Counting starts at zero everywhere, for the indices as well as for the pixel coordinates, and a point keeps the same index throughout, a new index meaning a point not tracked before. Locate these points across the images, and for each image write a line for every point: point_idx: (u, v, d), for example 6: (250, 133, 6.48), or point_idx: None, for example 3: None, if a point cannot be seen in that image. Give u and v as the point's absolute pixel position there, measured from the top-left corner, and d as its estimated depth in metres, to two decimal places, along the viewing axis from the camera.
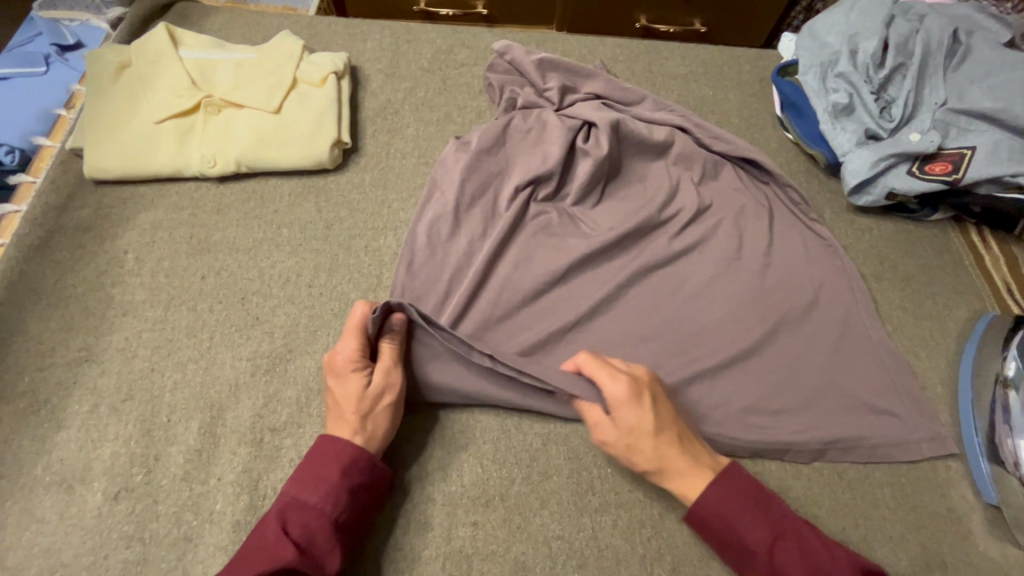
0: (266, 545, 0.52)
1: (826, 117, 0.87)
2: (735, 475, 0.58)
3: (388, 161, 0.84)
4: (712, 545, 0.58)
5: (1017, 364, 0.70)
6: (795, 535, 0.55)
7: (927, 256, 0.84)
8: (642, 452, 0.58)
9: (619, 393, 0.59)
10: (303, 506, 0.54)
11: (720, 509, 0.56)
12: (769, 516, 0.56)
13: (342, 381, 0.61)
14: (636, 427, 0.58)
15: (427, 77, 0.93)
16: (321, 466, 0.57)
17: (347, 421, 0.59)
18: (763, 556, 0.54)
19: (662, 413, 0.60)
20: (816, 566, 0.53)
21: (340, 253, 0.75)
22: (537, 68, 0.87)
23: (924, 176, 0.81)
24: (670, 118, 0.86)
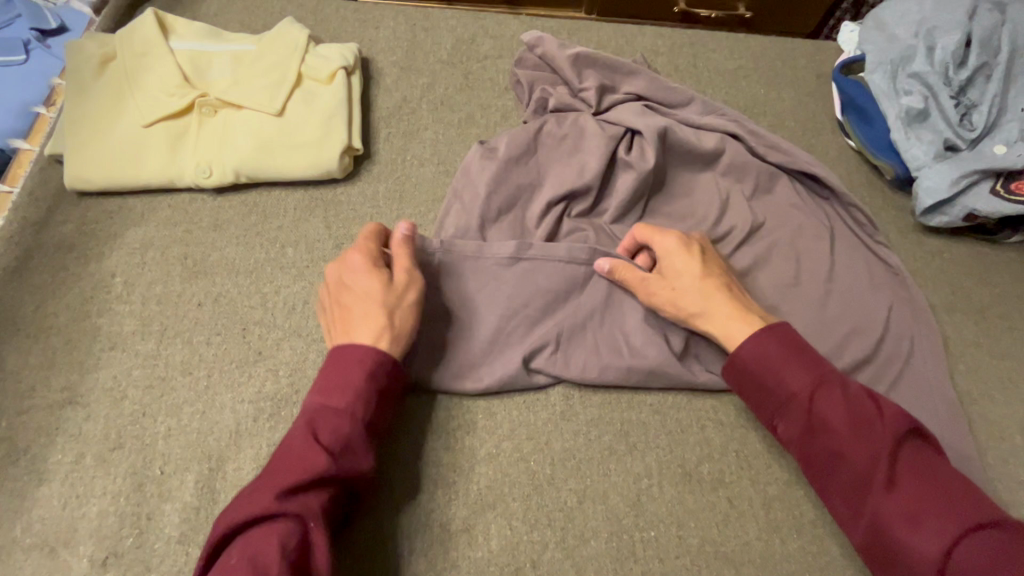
0: (297, 453, 0.49)
1: (898, 125, 0.77)
2: (784, 331, 0.56)
3: (404, 168, 0.75)
4: (749, 397, 0.56)
5: None
6: (840, 386, 0.53)
7: (1004, 283, 0.75)
8: (687, 296, 0.61)
9: (670, 245, 0.63)
10: (332, 411, 0.51)
11: (761, 353, 0.55)
12: (813, 365, 0.54)
13: (362, 277, 0.58)
14: (682, 274, 0.61)
15: (446, 71, 0.84)
16: (346, 371, 0.53)
17: (375, 312, 0.56)
18: (802, 401, 0.53)
19: (713, 269, 0.62)
20: (857, 417, 0.51)
21: None
22: (573, 64, 0.77)
23: (1010, 196, 0.71)
24: (722, 123, 0.77)
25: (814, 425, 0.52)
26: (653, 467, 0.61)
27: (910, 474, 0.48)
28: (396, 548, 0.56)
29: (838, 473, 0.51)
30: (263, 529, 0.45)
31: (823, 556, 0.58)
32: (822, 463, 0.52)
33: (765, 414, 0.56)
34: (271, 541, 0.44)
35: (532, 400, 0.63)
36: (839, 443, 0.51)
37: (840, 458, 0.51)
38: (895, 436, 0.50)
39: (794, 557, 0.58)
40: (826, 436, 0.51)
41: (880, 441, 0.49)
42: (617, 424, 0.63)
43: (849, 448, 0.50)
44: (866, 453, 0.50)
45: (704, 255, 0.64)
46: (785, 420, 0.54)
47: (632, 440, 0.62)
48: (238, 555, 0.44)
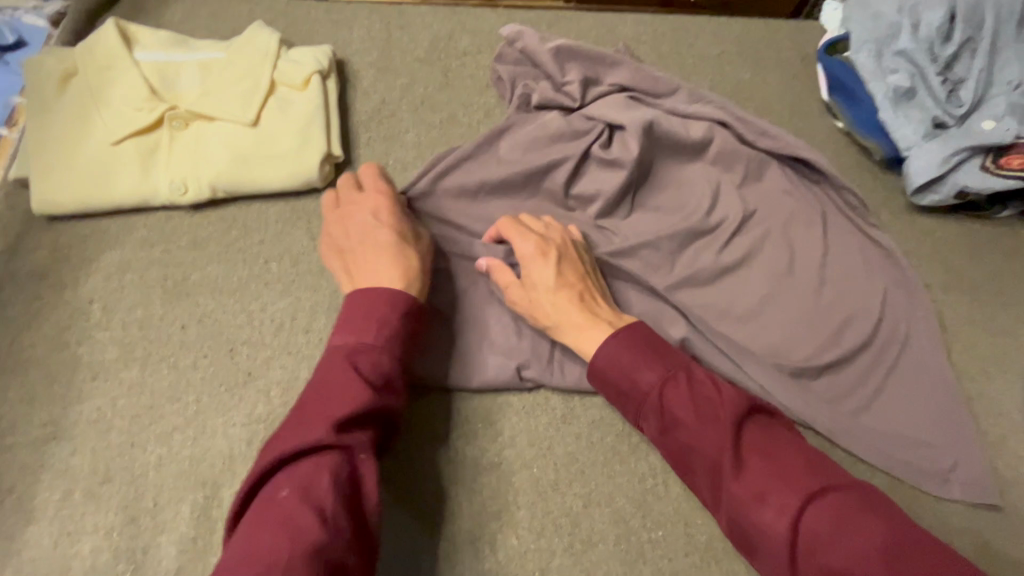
0: (338, 388, 0.48)
1: (886, 104, 0.76)
2: (636, 328, 0.56)
3: (387, 174, 0.73)
4: (612, 399, 0.55)
5: None
6: (687, 378, 0.52)
7: (996, 259, 0.75)
8: (543, 304, 0.60)
9: (527, 252, 0.62)
10: (367, 347, 0.51)
11: (613, 355, 0.55)
12: (663, 360, 0.53)
13: (380, 224, 0.59)
14: (539, 285, 0.60)
15: (425, 70, 0.81)
16: (376, 311, 0.53)
17: (404, 252, 0.57)
18: (653, 397, 0.52)
19: (570, 275, 0.61)
20: (702, 405, 0.50)
21: (340, 289, 0.66)
22: (555, 57, 0.75)
23: (1000, 171, 0.71)
24: (708, 111, 0.75)
25: (667, 420, 0.51)
26: (658, 466, 0.60)
27: (755, 451, 0.47)
28: (401, 566, 0.54)
29: (695, 466, 0.49)
30: (314, 464, 0.44)
31: None
32: (680, 457, 0.50)
33: (629, 415, 0.54)
34: (325, 476, 0.43)
35: (532, 405, 0.62)
36: (687, 433, 0.49)
37: (693, 449, 0.49)
38: (738, 416, 0.49)
39: None
40: (679, 430, 0.50)
41: (724, 424, 0.48)
42: (619, 424, 0.62)
43: (698, 438, 0.49)
44: (714, 439, 0.48)
45: (564, 260, 0.61)
46: (643, 418, 0.53)
47: (635, 440, 0.61)
48: (291, 488, 0.42)
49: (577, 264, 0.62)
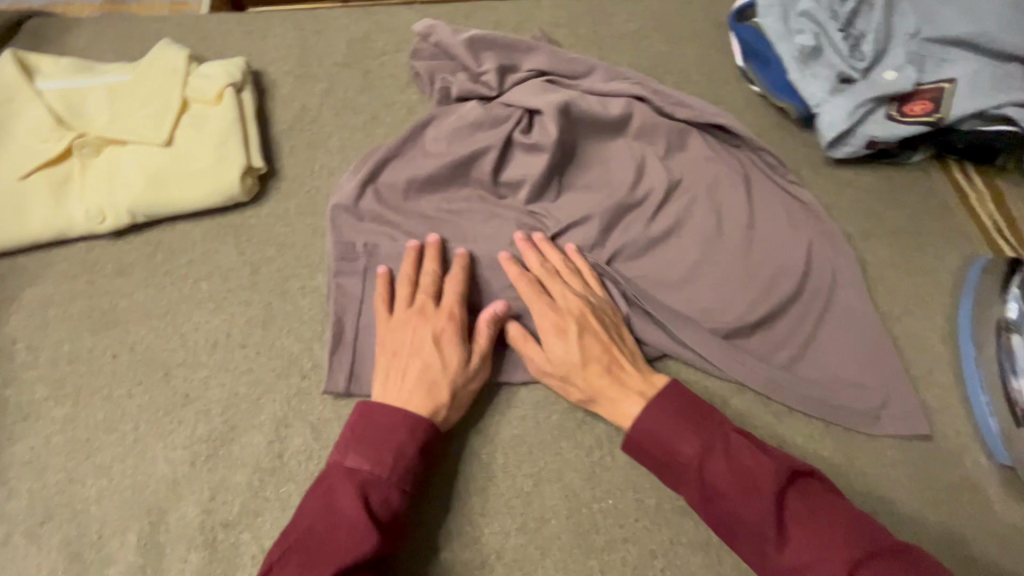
0: (347, 525, 0.49)
1: (794, 64, 0.78)
2: (667, 393, 0.56)
3: (313, 180, 0.73)
4: (650, 466, 0.56)
5: (1017, 304, 0.67)
6: (726, 449, 0.53)
7: (912, 203, 0.78)
8: (573, 379, 0.59)
9: (546, 327, 0.61)
10: (381, 482, 0.52)
11: (646, 430, 0.55)
12: (701, 429, 0.54)
13: (434, 353, 0.58)
14: (565, 361, 0.59)
15: (343, 73, 0.81)
16: (394, 437, 0.54)
17: (441, 385, 0.57)
18: (693, 470, 0.52)
19: (594, 347, 0.60)
20: (743, 476, 0.51)
21: (274, 300, 0.66)
22: (469, 48, 0.75)
23: (904, 118, 0.74)
24: (625, 87, 0.76)
25: (708, 493, 0.52)
26: (604, 437, 0.62)
27: (800, 521, 0.48)
28: None
29: (741, 538, 0.50)
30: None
31: None
32: (725, 526, 0.51)
33: (669, 483, 0.55)
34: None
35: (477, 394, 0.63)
36: (730, 506, 0.50)
37: (737, 522, 0.50)
38: (780, 486, 0.49)
39: None
40: (722, 501, 0.51)
41: (766, 496, 0.49)
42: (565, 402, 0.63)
43: (740, 510, 0.50)
44: (757, 512, 0.49)
45: (584, 335, 0.60)
46: (685, 488, 0.54)
47: (579, 415, 0.63)
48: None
49: (600, 333, 0.61)
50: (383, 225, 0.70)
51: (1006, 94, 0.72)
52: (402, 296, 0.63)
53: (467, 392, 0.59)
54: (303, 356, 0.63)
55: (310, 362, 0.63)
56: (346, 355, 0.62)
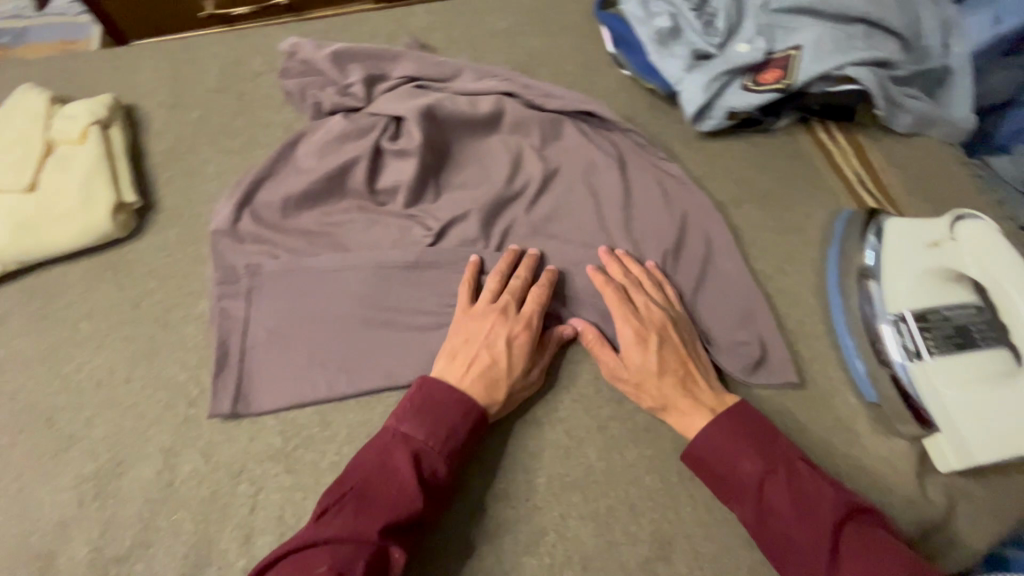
0: (400, 484, 0.54)
1: (654, 46, 0.82)
2: (733, 415, 0.59)
3: (192, 208, 0.73)
4: (708, 480, 0.59)
5: (873, 252, 0.70)
6: (788, 473, 0.56)
7: (780, 166, 0.82)
8: (648, 386, 0.63)
9: (626, 336, 0.64)
10: (432, 450, 0.56)
11: (711, 446, 0.59)
12: (763, 451, 0.57)
13: (507, 357, 0.62)
14: (643, 371, 0.63)
15: (218, 98, 0.81)
16: (450, 414, 0.58)
17: (500, 384, 0.62)
18: (753, 489, 0.56)
19: (670, 360, 0.63)
20: (802, 499, 0.54)
21: (157, 332, 0.66)
22: (334, 62, 0.76)
23: (758, 87, 0.78)
24: (493, 84, 0.79)
25: (764, 510, 0.55)
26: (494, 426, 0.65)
27: (854, 550, 0.51)
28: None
29: (791, 557, 0.53)
30: (355, 547, 0.49)
31: (655, 456, 0.64)
32: (775, 543, 0.54)
33: (724, 497, 0.58)
34: (359, 561, 0.49)
35: (367, 399, 0.64)
36: (784, 525, 0.54)
37: (791, 542, 0.53)
38: (837, 516, 0.52)
39: (631, 465, 0.63)
40: (779, 520, 0.54)
41: (825, 521, 0.52)
42: None
43: (793, 529, 0.53)
44: (813, 537, 0.52)
45: (663, 352, 0.63)
46: (739, 505, 0.57)
47: None
48: (329, 566, 0.48)
49: (678, 348, 0.64)
50: (264, 245, 0.70)
51: (846, 55, 0.76)
52: (488, 291, 0.67)
53: (519, 392, 0.64)
54: (190, 384, 0.64)
55: (197, 389, 0.64)
56: (229, 378, 0.63)
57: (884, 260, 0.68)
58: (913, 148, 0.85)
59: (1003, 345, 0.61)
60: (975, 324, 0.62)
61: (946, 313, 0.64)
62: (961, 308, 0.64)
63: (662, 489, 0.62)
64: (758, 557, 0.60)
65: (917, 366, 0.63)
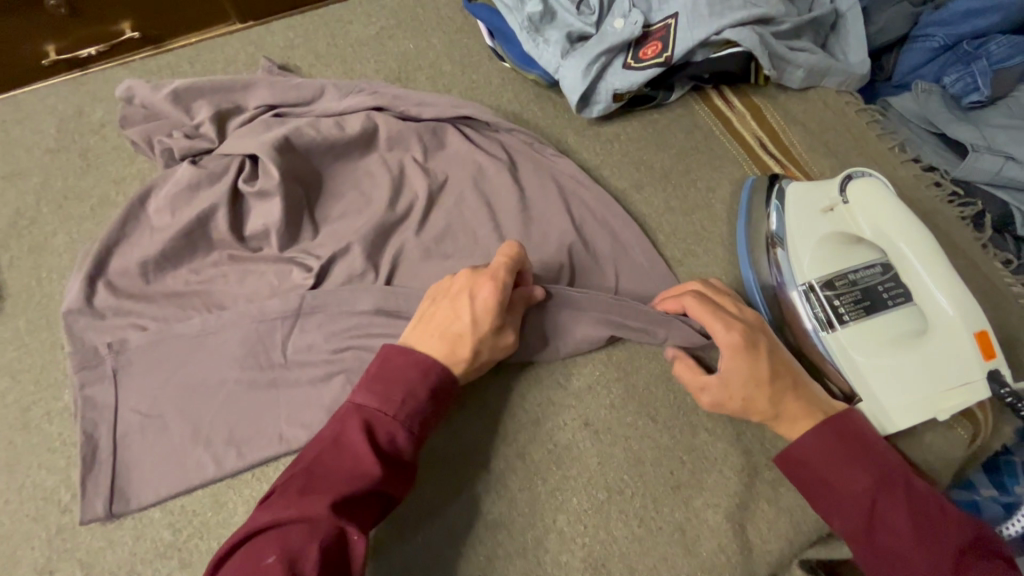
0: (355, 455, 0.50)
1: (527, 34, 0.76)
2: (846, 426, 0.54)
3: (42, 290, 0.66)
4: (806, 489, 0.55)
5: (777, 215, 0.66)
6: (905, 489, 0.51)
7: (679, 141, 0.78)
8: (758, 396, 0.55)
9: (733, 340, 0.56)
10: (386, 417, 0.52)
11: (820, 455, 0.54)
12: (877, 463, 0.53)
13: (469, 317, 0.56)
14: (756, 381, 0.55)
15: (61, 158, 0.73)
16: (407, 376, 0.54)
17: (464, 341, 0.56)
18: (865, 504, 0.51)
19: (780, 364, 0.56)
20: (922, 520, 0.50)
21: (15, 437, 0.59)
22: (175, 101, 0.69)
23: (639, 64, 0.73)
24: (359, 100, 0.72)
25: (876, 526, 0.51)
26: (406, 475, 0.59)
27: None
28: None
29: None
30: (307, 529, 0.45)
31: (582, 475, 0.60)
32: (883, 560, 0.50)
33: (822, 508, 0.54)
34: (313, 545, 0.44)
35: (261, 471, 0.59)
36: (901, 543, 0.50)
37: (904, 560, 0.49)
38: (961, 540, 0.49)
39: (555, 491, 0.59)
40: (893, 536, 0.50)
41: (945, 544, 0.49)
42: None
43: (910, 550, 0.49)
44: (930, 558, 0.48)
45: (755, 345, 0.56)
46: (843, 517, 0.52)
47: None
48: (278, 555, 0.43)
49: (780, 352, 0.58)
50: (126, 317, 0.63)
51: (723, 17, 0.73)
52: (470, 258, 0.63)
53: (495, 351, 0.58)
54: (58, 489, 0.57)
55: (69, 493, 0.57)
56: (102, 474, 0.57)
57: (788, 226, 0.64)
58: (810, 102, 0.81)
59: (912, 302, 0.59)
60: (881, 284, 0.60)
61: (854, 276, 0.61)
62: (866, 268, 0.61)
63: (591, 510, 0.59)
64: (695, 564, 0.57)
65: (832, 336, 0.60)
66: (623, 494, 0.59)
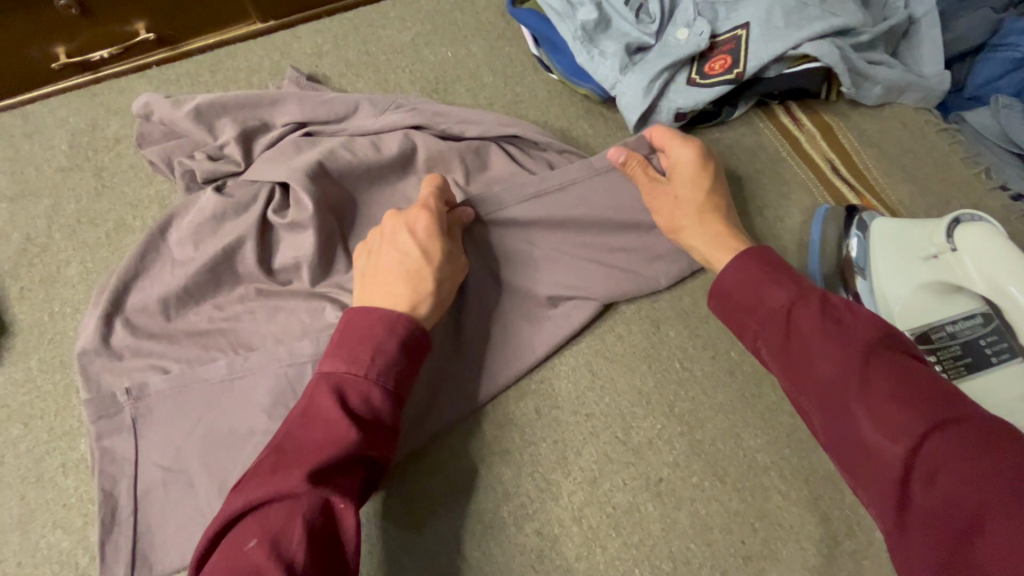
0: (325, 422, 0.46)
1: (580, 43, 0.70)
2: (765, 252, 0.53)
3: (56, 325, 0.61)
4: (730, 320, 0.54)
5: (859, 240, 0.61)
6: (820, 300, 0.49)
7: (744, 162, 0.70)
8: (684, 206, 0.60)
9: (685, 157, 0.62)
10: (355, 377, 0.48)
11: (740, 282, 0.52)
12: (796, 281, 0.51)
13: (419, 245, 0.55)
14: (689, 191, 0.60)
15: (73, 178, 0.68)
16: (372, 334, 0.50)
17: (425, 275, 0.54)
18: (778, 314, 0.49)
19: (712, 193, 0.61)
20: (836, 325, 0.47)
21: (30, 490, 0.54)
22: (198, 120, 0.64)
23: (705, 80, 0.67)
24: (397, 118, 0.66)
25: (793, 339, 0.48)
26: (452, 539, 0.55)
27: (887, 373, 0.43)
28: None
29: (813, 384, 0.46)
30: (287, 508, 0.42)
31: (645, 542, 0.55)
32: (796, 373, 0.47)
33: (747, 334, 0.52)
34: (296, 522, 0.42)
35: None
36: (815, 349, 0.46)
37: (817, 366, 0.46)
38: (873, 336, 0.45)
39: (615, 560, 0.54)
40: (802, 344, 0.47)
41: (855, 345, 0.45)
42: (401, 508, 0.55)
43: (825, 353, 0.46)
44: (838, 360, 0.45)
45: (712, 169, 0.62)
46: (765, 338, 0.50)
47: (417, 521, 0.55)
48: (260, 539, 0.41)
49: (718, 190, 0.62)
50: (146, 359, 0.58)
51: (802, 29, 0.66)
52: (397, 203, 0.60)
53: (457, 272, 0.57)
54: (76, 551, 0.53)
55: (86, 556, 0.53)
56: (124, 537, 0.52)
57: (871, 252, 0.59)
58: (886, 121, 0.74)
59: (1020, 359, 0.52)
60: (985, 338, 0.54)
61: (953, 328, 0.55)
62: (965, 319, 0.55)
63: None
64: None
65: None
66: (689, 564, 0.54)
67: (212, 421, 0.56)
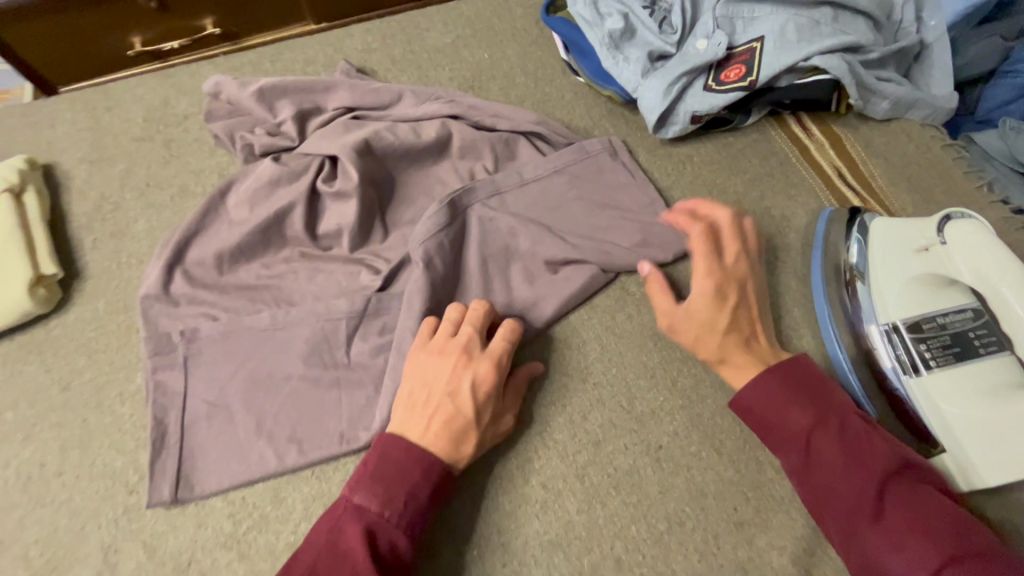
0: (393, 519, 0.52)
1: (606, 49, 0.76)
2: (790, 369, 0.56)
3: (122, 273, 0.68)
4: (752, 428, 0.57)
5: (859, 247, 0.64)
6: (839, 424, 0.53)
7: (754, 167, 0.75)
8: (705, 338, 0.60)
9: (706, 290, 0.60)
10: (418, 475, 0.54)
11: (765, 398, 0.55)
12: (817, 403, 0.54)
13: (472, 364, 0.59)
14: (710, 322, 0.60)
15: (145, 147, 0.76)
16: (432, 440, 0.55)
17: (470, 423, 0.57)
18: (802, 437, 0.53)
19: (740, 320, 0.60)
20: (857, 454, 0.51)
21: (90, 413, 0.61)
22: (260, 100, 0.72)
23: (720, 86, 0.72)
24: (436, 107, 0.73)
25: (816, 462, 0.52)
26: (463, 485, 0.59)
27: (899, 509, 0.49)
28: None
29: (833, 507, 0.51)
30: None
31: (643, 502, 0.59)
32: (818, 494, 0.52)
33: (767, 446, 0.56)
34: None
35: (321, 468, 0.59)
36: (836, 475, 0.51)
37: (839, 492, 0.51)
38: (888, 467, 0.50)
39: (614, 517, 0.58)
40: (824, 469, 0.52)
41: (870, 477, 0.50)
42: None
43: (846, 481, 0.50)
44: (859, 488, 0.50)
45: (739, 299, 0.61)
46: (786, 454, 0.54)
47: None
48: None
49: (747, 313, 0.61)
50: (200, 307, 0.65)
51: (812, 45, 0.72)
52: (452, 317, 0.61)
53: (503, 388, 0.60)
54: (127, 470, 0.59)
55: (136, 475, 0.58)
56: (169, 460, 0.58)
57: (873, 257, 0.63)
58: (892, 135, 0.78)
59: (1004, 350, 0.57)
60: (974, 330, 0.58)
61: (943, 320, 0.59)
62: (956, 313, 0.59)
63: (651, 541, 0.57)
64: None
65: (915, 380, 0.58)
66: (682, 526, 0.58)
67: (254, 364, 0.62)
